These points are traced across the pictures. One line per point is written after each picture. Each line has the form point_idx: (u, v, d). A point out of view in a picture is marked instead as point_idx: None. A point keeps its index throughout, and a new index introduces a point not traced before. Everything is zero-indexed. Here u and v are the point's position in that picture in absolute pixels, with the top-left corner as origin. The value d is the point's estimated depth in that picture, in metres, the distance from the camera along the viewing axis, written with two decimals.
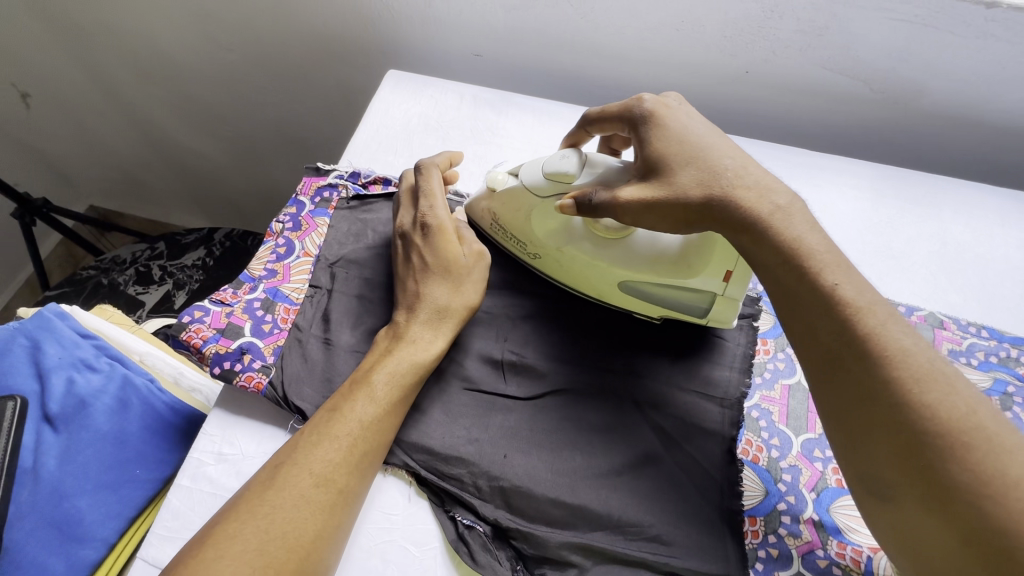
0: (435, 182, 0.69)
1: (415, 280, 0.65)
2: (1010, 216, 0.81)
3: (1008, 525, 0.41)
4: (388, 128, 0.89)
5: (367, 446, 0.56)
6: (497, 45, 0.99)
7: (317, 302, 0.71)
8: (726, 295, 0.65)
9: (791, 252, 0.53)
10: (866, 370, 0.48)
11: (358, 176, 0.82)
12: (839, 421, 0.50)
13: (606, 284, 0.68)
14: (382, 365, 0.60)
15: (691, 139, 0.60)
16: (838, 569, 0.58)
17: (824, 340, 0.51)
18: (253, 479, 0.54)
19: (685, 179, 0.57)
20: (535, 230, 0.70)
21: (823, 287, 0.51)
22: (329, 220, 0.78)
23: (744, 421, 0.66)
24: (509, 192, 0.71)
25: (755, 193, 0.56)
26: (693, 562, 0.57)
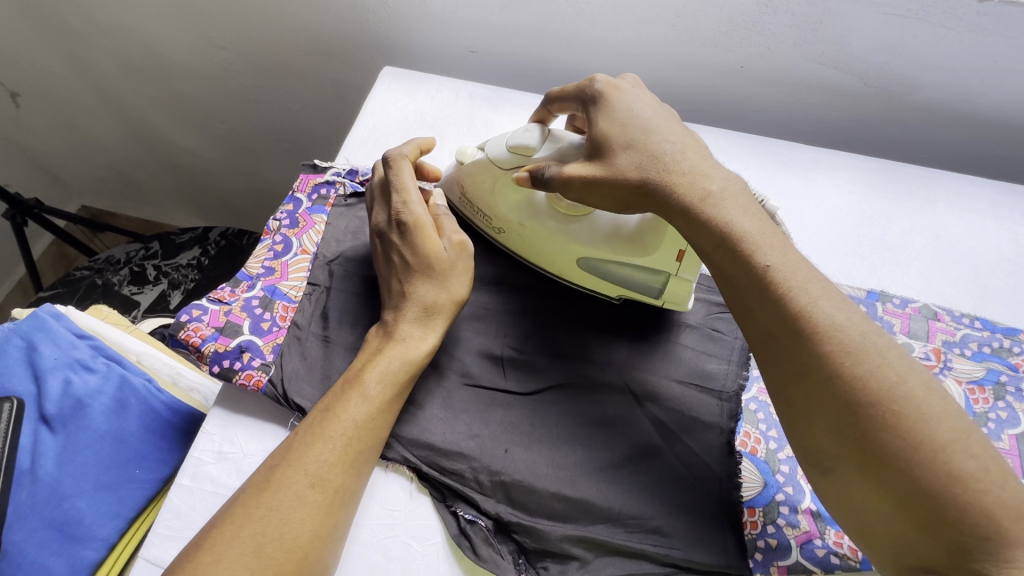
0: (405, 175, 0.68)
1: (399, 279, 0.64)
2: (1002, 209, 0.82)
3: (937, 489, 0.43)
4: (384, 125, 0.88)
5: (362, 444, 0.56)
6: (492, 41, 0.98)
7: (316, 299, 0.71)
8: (679, 276, 0.65)
9: (725, 235, 0.54)
10: (800, 348, 0.49)
11: (355, 173, 0.81)
12: (783, 398, 0.51)
13: (563, 259, 0.70)
14: (373, 365, 0.59)
15: (633, 122, 0.61)
16: (836, 558, 0.58)
17: (761, 320, 0.52)
18: (246, 483, 0.54)
19: (624, 162, 0.59)
20: (499, 203, 0.72)
21: (757, 269, 0.52)
22: (327, 218, 0.78)
23: (742, 414, 0.67)
24: (475, 164, 0.72)
25: (688, 176, 0.57)
26: (693, 553, 0.58)
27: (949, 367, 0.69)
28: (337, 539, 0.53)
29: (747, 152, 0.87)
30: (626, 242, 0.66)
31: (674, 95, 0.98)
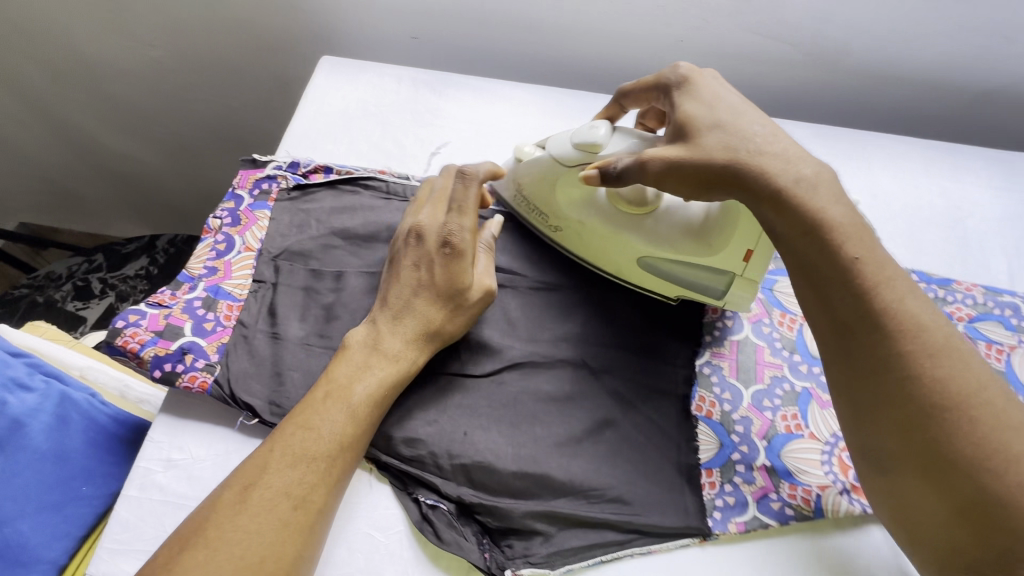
0: (473, 199, 0.68)
1: (425, 296, 0.63)
2: (933, 166, 0.86)
3: (1007, 498, 0.45)
4: (326, 115, 0.86)
5: (345, 464, 0.55)
6: (434, 25, 0.97)
7: (262, 297, 0.68)
8: (745, 276, 0.66)
9: (816, 224, 0.53)
10: (879, 344, 0.50)
11: (297, 165, 0.79)
12: (850, 394, 0.52)
13: (627, 260, 0.70)
14: (363, 377, 0.59)
15: (719, 107, 0.61)
16: (790, 510, 0.60)
17: (838, 314, 0.53)
18: (213, 499, 0.52)
19: (712, 143, 0.58)
20: (558, 199, 0.72)
21: (844, 260, 0.52)
22: (270, 213, 0.75)
23: (697, 379, 0.67)
24: (536, 164, 0.73)
25: (779, 161, 0.56)
26: (655, 518, 0.59)
27: None
28: (310, 554, 0.52)
29: None
30: (689, 241, 0.67)
31: (621, 73, 0.98)
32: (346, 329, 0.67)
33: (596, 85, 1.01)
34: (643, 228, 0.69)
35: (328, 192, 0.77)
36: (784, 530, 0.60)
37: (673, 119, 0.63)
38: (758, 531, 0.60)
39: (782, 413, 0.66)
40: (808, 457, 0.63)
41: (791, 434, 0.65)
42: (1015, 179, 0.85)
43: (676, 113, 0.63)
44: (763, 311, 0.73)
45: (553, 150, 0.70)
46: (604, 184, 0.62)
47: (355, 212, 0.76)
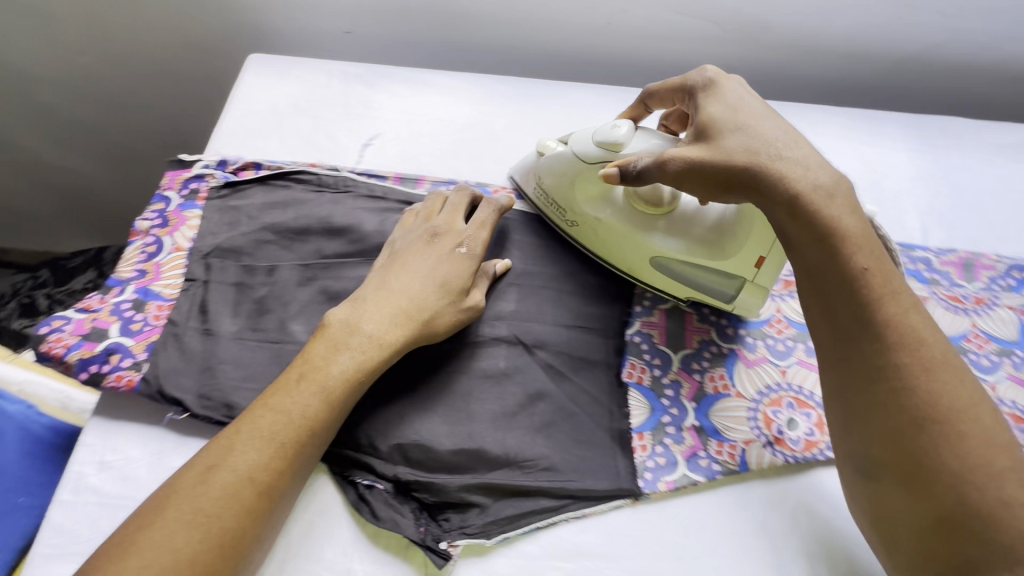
0: (491, 216, 0.72)
1: (429, 288, 0.65)
2: (852, 133, 0.89)
3: (985, 512, 0.47)
4: (256, 113, 0.86)
5: (312, 450, 0.56)
6: (364, 19, 0.97)
7: (193, 295, 0.68)
8: (755, 282, 0.67)
9: (828, 232, 0.56)
10: (878, 355, 0.53)
11: (225, 164, 0.79)
12: (844, 400, 0.54)
13: (639, 258, 0.71)
14: (337, 359, 0.59)
15: (743, 110, 0.62)
16: (717, 465, 0.63)
17: (840, 319, 0.55)
18: (174, 481, 0.52)
19: (733, 144, 0.59)
20: (577, 196, 0.73)
21: (853, 271, 0.55)
22: (200, 212, 0.75)
23: (627, 348, 0.69)
24: (557, 158, 0.73)
25: (799, 168, 0.58)
26: (588, 482, 0.61)
27: None
28: (264, 538, 0.52)
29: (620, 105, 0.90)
30: (703, 244, 0.68)
31: (553, 57, 0.99)
32: (280, 321, 0.67)
33: (530, 71, 1.02)
34: (656, 228, 0.70)
35: (259, 188, 0.77)
36: (712, 486, 0.63)
37: (695, 121, 0.64)
38: (688, 488, 0.62)
39: (710, 375, 0.68)
40: (734, 415, 0.66)
41: (718, 394, 0.67)
42: (928, 141, 0.89)
43: (700, 114, 0.64)
44: None
45: (576, 147, 0.71)
46: (624, 182, 0.63)
47: (287, 206, 0.76)
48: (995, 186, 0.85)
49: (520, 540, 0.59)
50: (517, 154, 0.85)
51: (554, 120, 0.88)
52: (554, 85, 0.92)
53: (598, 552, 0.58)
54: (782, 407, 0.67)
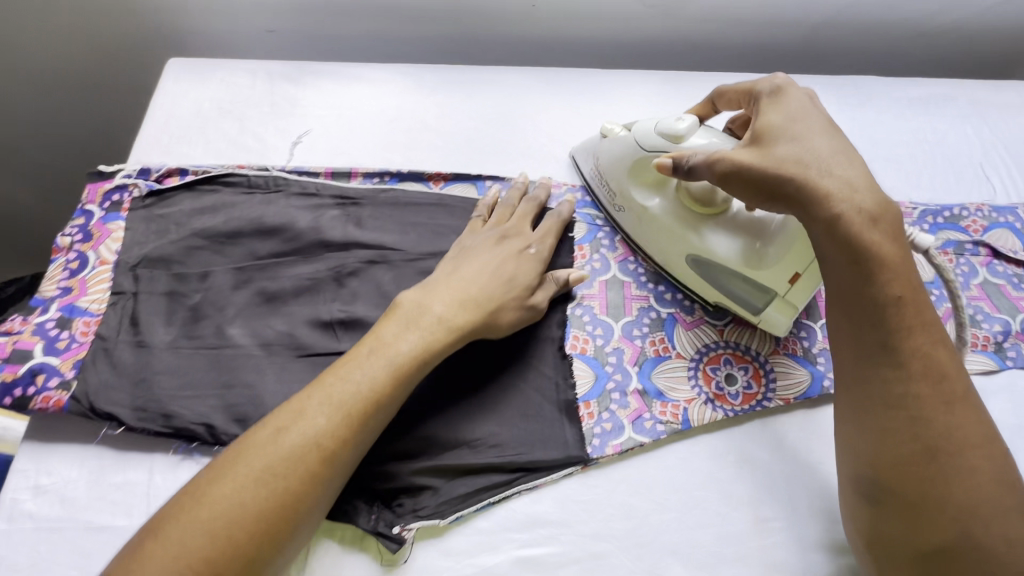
0: (553, 223, 0.75)
1: (496, 282, 0.66)
2: None
3: (979, 544, 0.49)
4: (179, 118, 0.84)
5: (375, 421, 0.57)
6: (286, 16, 0.96)
7: (122, 308, 0.67)
8: (785, 298, 0.66)
9: (866, 257, 0.54)
10: (903, 382, 0.53)
11: (148, 172, 0.76)
12: (860, 420, 0.54)
13: (676, 252, 0.71)
14: (409, 333, 0.61)
15: (804, 120, 0.60)
16: (662, 425, 0.65)
17: (867, 342, 0.54)
18: (249, 435, 0.55)
19: (784, 153, 0.58)
20: (633, 183, 0.74)
21: (886, 297, 0.54)
22: (124, 223, 0.72)
23: (569, 321, 0.70)
24: (618, 144, 0.75)
25: (846, 188, 0.56)
26: (538, 453, 0.62)
27: None
28: (320, 506, 0.54)
29: (549, 87, 0.91)
30: (743, 249, 0.67)
31: (480, 43, 1.00)
32: (216, 327, 0.66)
33: (459, 58, 1.02)
34: (698, 228, 0.69)
35: (186, 195, 0.75)
36: (658, 445, 0.64)
37: (753, 127, 0.63)
38: (635, 450, 0.64)
39: (651, 340, 0.70)
40: (674, 375, 0.68)
41: (660, 357, 0.69)
42: (844, 100, 0.93)
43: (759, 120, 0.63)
44: (628, 250, 0.77)
45: (638, 136, 0.71)
46: (674, 173, 0.65)
47: (217, 211, 0.74)
48: (907, 138, 0.90)
49: (474, 516, 0.60)
50: (451, 140, 0.85)
51: (483, 104, 0.89)
52: (483, 70, 0.92)
53: (552, 520, 0.60)
54: (721, 364, 0.69)
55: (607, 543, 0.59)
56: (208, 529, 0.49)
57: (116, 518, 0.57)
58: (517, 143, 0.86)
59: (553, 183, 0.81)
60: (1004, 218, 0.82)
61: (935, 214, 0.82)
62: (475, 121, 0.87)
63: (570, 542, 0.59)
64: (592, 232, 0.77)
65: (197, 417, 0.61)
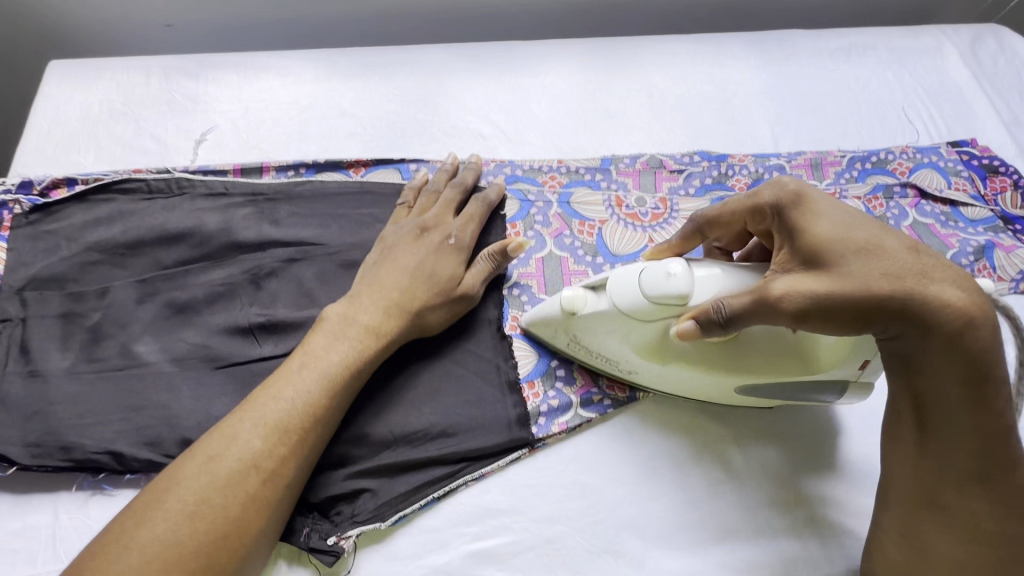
0: (477, 206, 0.69)
1: (420, 281, 0.62)
2: (699, 56, 0.91)
3: None
4: (64, 125, 0.76)
5: (316, 437, 0.54)
6: (180, 7, 0.89)
7: (9, 336, 0.60)
8: (862, 380, 0.57)
9: (976, 382, 0.45)
10: (988, 517, 0.47)
11: (30, 184, 0.69)
12: (928, 547, 0.49)
13: (720, 390, 0.59)
14: (337, 346, 0.58)
15: (855, 219, 0.49)
16: (609, 399, 0.62)
17: (960, 473, 0.47)
18: (177, 463, 0.51)
19: (866, 268, 0.46)
20: (630, 347, 0.57)
21: (990, 425, 0.46)
22: (6, 244, 0.65)
23: (507, 302, 0.67)
24: (596, 311, 0.56)
25: (956, 289, 0.46)
26: (485, 440, 0.59)
27: (676, 211, 0.75)
28: (268, 531, 0.51)
29: (469, 62, 0.87)
30: (793, 363, 0.55)
31: (394, 21, 0.95)
32: (121, 346, 0.60)
33: (375, 40, 0.98)
34: (728, 372, 0.56)
35: (77, 207, 0.68)
36: (607, 419, 0.62)
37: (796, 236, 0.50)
38: (583, 426, 0.62)
39: None
40: None
41: None
42: (768, 53, 0.92)
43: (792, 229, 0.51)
44: (563, 224, 0.73)
45: (616, 297, 0.54)
46: (706, 336, 0.51)
47: (113, 221, 0.68)
48: (830, 88, 0.90)
49: (418, 515, 0.57)
50: (370, 126, 0.81)
51: (400, 85, 0.84)
52: (397, 50, 0.88)
53: (502, 509, 0.57)
54: None
55: (562, 526, 0.57)
56: (133, 567, 0.45)
57: (17, 568, 0.52)
58: (440, 123, 0.82)
59: (482, 162, 0.77)
60: (928, 158, 0.83)
61: (863, 160, 0.82)
62: (394, 103, 0.83)
63: (523, 530, 0.56)
64: (524, 208, 0.73)
65: (102, 445, 0.55)
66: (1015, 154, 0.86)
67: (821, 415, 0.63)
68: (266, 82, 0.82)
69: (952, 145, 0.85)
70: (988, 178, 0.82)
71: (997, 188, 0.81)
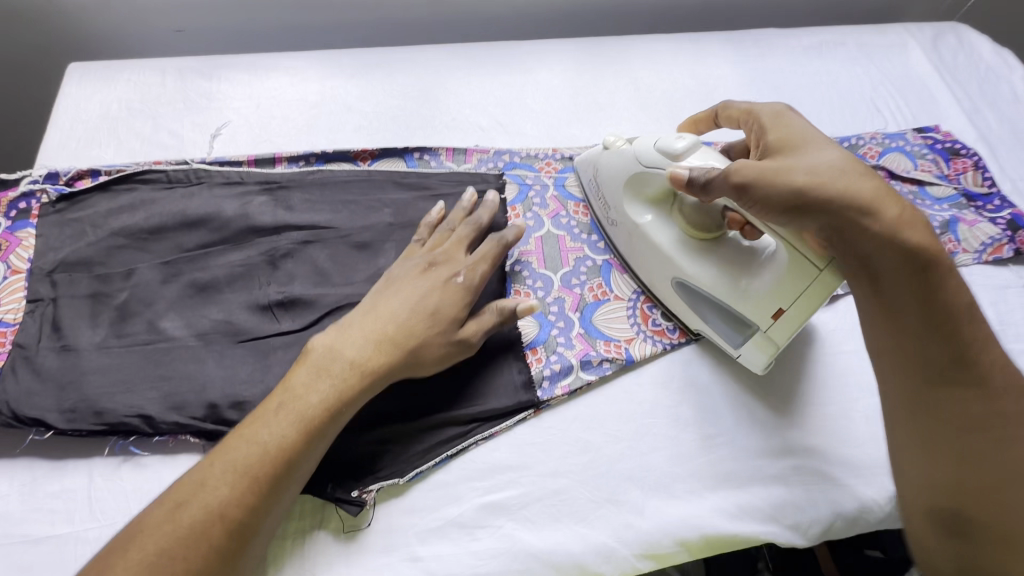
0: (489, 249, 0.67)
1: (418, 318, 0.61)
2: (682, 53, 0.97)
3: None
4: (85, 122, 0.81)
5: (283, 486, 0.53)
6: (193, 15, 0.94)
7: (41, 315, 0.64)
8: (768, 333, 0.63)
9: (920, 262, 0.51)
10: (974, 398, 0.50)
11: (56, 175, 0.73)
12: (928, 444, 0.51)
13: (660, 275, 0.68)
14: (315, 389, 0.56)
15: (813, 135, 0.58)
16: (608, 362, 0.67)
17: (935, 359, 0.51)
18: (144, 515, 0.50)
19: (804, 165, 0.54)
20: (632, 198, 0.70)
21: (951, 307, 0.50)
22: (35, 230, 0.69)
23: (510, 277, 0.72)
24: (619, 158, 0.70)
25: (884, 195, 0.52)
26: (492, 403, 0.63)
27: None
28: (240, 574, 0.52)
29: (467, 61, 0.93)
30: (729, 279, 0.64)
31: (396, 26, 1.00)
32: (148, 323, 0.64)
33: (377, 43, 1.03)
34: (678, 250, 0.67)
35: (100, 196, 0.72)
36: (605, 382, 0.67)
37: None
38: (584, 389, 0.66)
39: (590, 286, 0.72)
40: (615, 317, 0.70)
41: (599, 301, 0.71)
42: (746, 50, 0.99)
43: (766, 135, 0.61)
44: (559, 205, 0.78)
45: (637, 153, 0.67)
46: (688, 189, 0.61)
47: (136, 208, 0.71)
48: (804, 81, 0.97)
49: (434, 471, 0.61)
50: (375, 120, 0.86)
51: (402, 83, 0.89)
52: (400, 50, 0.93)
53: (510, 465, 0.61)
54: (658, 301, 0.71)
55: (566, 479, 0.61)
56: None
57: (56, 526, 0.55)
58: (442, 116, 0.87)
59: (481, 152, 0.82)
60: (896, 143, 0.89)
61: None
62: (398, 99, 0.88)
63: (530, 483, 0.61)
64: (523, 192, 0.78)
65: (133, 410, 0.59)
66: (975, 139, 0.92)
67: (803, 374, 0.68)
68: (275, 81, 0.87)
69: (917, 131, 0.91)
70: (951, 159, 0.88)
71: (960, 169, 0.87)
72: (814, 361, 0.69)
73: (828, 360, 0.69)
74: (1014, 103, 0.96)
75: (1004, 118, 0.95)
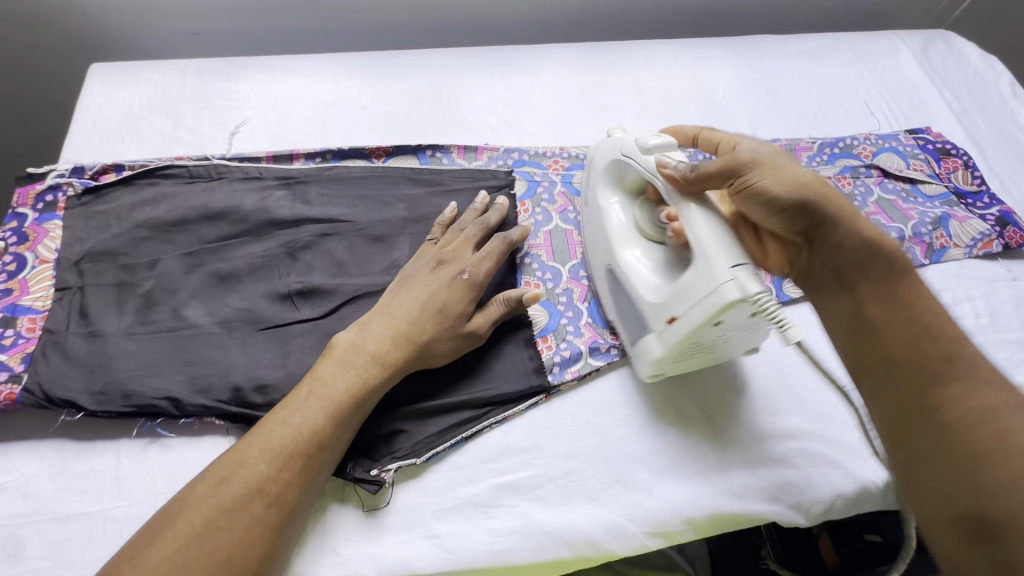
0: (495, 246, 0.69)
1: (430, 315, 0.64)
2: (683, 57, 1.01)
3: None
4: (108, 119, 0.83)
5: (317, 464, 0.56)
6: (211, 18, 0.98)
7: (69, 302, 0.66)
8: (660, 335, 0.60)
9: (871, 260, 0.55)
10: (953, 391, 0.49)
11: (81, 169, 0.75)
12: (917, 448, 0.49)
13: (603, 260, 0.69)
14: (343, 376, 0.59)
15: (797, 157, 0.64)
16: (616, 349, 0.69)
17: (903, 354, 0.51)
18: (186, 492, 0.53)
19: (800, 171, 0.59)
20: (615, 184, 0.70)
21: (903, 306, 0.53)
22: (61, 222, 0.71)
23: (520, 269, 0.74)
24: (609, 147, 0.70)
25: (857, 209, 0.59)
26: (505, 389, 0.66)
27: None
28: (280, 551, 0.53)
29: (476, 63, 0.96)
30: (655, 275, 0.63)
31: (407, 31, 1.04)
32: (171, 311, 0.66)
33: (387, 46, 1.06)
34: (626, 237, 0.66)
35: (123, 189, 0.75)
36: (613, 368, 0.69)
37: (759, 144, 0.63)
38: (592, 375, 0.68)
39: None
40: None
41: None
42: (744, 54, 1.02)
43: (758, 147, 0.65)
44: (567, 201, 0.81)
45: (623, 147, 0.67)
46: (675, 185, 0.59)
47: (159, 201, 0.74)
48: (800, 84, 1.00)
49: (449, 452, 0.63)
50: (388, 119, 0.89)
51: (414, 84, 0.92)
52: (411, 53, 0.96)
53: (523, 448, 0.64)
54: None
55: (578, 461, 0.63)
56: None
57: (87, 505, 0.57)
58: (452, 116, 0.90)
59: (491, 150, 0.85)
60: (889, 143, 0.93)
61: (831, 145, 0.92)
62: (409, 100, 0.91)
63: (542, 464, 0.63)
64: (532, 188, 0.81)
65: (160, 393, 0.61)
66: (965, 140, 0.96)
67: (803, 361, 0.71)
68: (291, 82, 0.90)
69: (909, 132, 0.95)
70: (942, 159, 0.91)
71: (951, 167, 0.91)
72: (812, 349, 0.71)
73: (826, 348, 0.72)
74: (1001, 106, 1.00)
75: (992, 120, 0.99)
